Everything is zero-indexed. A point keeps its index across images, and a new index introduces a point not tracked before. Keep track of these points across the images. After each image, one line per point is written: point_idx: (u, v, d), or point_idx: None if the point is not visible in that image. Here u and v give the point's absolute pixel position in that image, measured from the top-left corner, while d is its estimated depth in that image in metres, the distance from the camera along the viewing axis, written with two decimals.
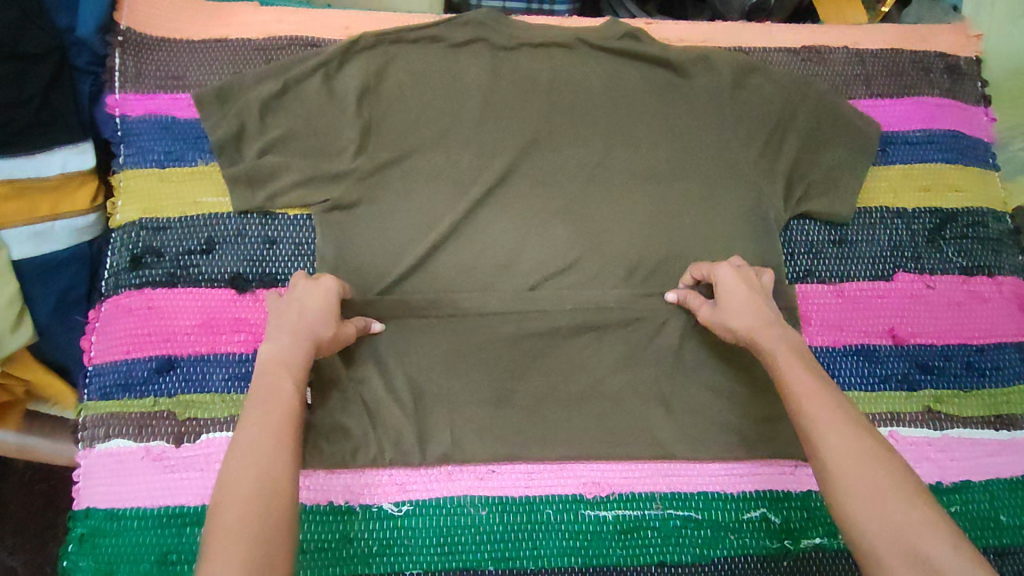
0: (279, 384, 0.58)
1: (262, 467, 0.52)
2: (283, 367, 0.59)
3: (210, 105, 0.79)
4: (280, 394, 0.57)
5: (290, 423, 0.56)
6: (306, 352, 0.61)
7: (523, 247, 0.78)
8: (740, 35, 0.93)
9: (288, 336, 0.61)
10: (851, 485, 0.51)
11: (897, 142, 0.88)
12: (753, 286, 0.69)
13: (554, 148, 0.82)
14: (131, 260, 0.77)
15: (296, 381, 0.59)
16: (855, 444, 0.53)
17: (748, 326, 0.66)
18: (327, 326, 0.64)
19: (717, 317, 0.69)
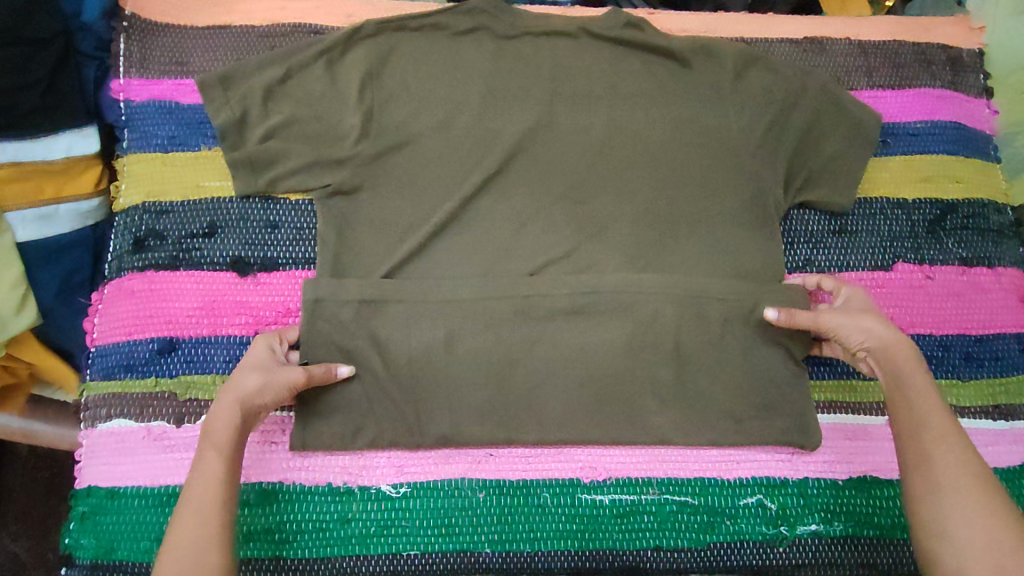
0: (205, 458, 0.60)
1: (198, 553, 0.55)
2: (210, 442, 0.60)
3: (213, 90, 0.79)
4: (211, 472, 0.59)
5: (223, 503, 0.58)
6: (231, 415, 0.62)
7: (523, 235, 0.79)
8: (742, 26, 0.93)
9: (217, 405, 0.63)
10: (948, 505, 0.57)
11: (898, 133, 0.88)
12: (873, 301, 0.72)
13: (554, 136, 0.83)
14: (134, 243, 0.77)
15: (222, 456, 0.60)
16: (960, 468, 0.59)
17: (885, 328, 0.67)
18: (256, 382, 0.64)
19: (848, 321, 0.68)
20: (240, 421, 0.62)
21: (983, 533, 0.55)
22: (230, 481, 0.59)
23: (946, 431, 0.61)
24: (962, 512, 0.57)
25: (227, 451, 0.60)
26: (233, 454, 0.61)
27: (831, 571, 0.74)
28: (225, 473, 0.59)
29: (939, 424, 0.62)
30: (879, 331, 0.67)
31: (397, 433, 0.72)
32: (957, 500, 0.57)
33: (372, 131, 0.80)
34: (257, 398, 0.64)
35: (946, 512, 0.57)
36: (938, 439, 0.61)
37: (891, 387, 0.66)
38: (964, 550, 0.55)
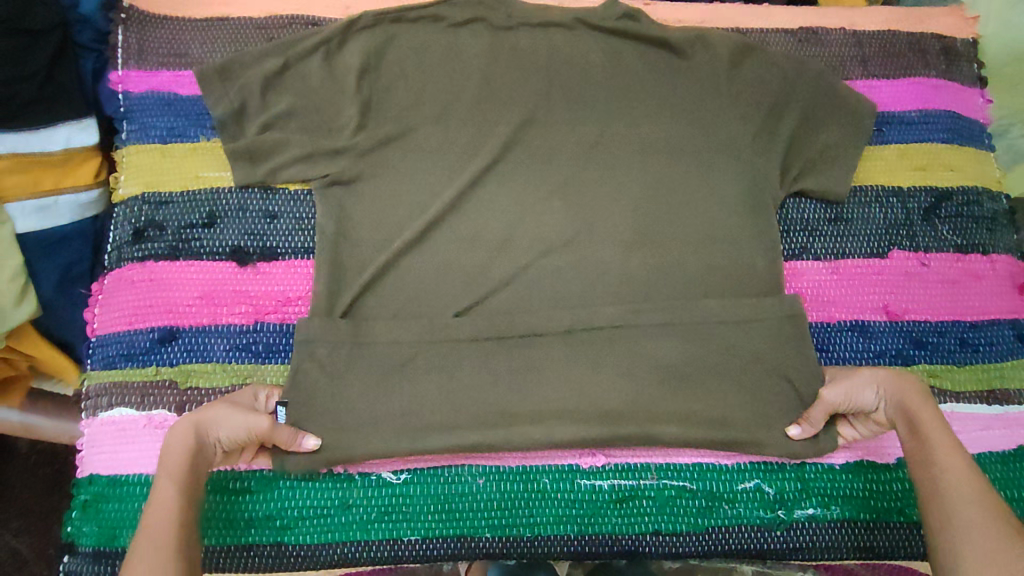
0: (160, 488, 0.59)
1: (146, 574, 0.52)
2: (164, 470, 0.60)
3: (211, 81, 0.81)
4: (164, 498, 0.58)
5: (177, 531, 0.56)
6: (184, 443, 0.61)
7: (520, 224, 0.80)
8: (737, 16, 0.94)
9: (173, 432, 0.62)
10: (957, 526, 0.57)
11: (893, 122, 0.89)
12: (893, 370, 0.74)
13: (552, 127, 0.84)
14: (134, 233, 0.77)
15: (177, 480, 0.59)
16: (973, 497, 0.58)
17: (879, 372, 0.69)
18: (218, 413, 0.64)
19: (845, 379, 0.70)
20: (193, 449, 0.61)
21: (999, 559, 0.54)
22: (186, 510, 0.58)
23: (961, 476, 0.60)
24: (979, 539, 0.56)
25: (182, 476, 0.60)
26: (186, 480, 0.60)
27: (829, 554, 0.75)
28: (175, 498, 0.58)
29: (951, 460, 0.61)
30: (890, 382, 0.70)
31: None
32: (968, 528, 0.57)
33: (372, 122, 0.82)
34: (213, 431, 0.63)
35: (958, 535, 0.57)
36: (952, 470, 0.60)
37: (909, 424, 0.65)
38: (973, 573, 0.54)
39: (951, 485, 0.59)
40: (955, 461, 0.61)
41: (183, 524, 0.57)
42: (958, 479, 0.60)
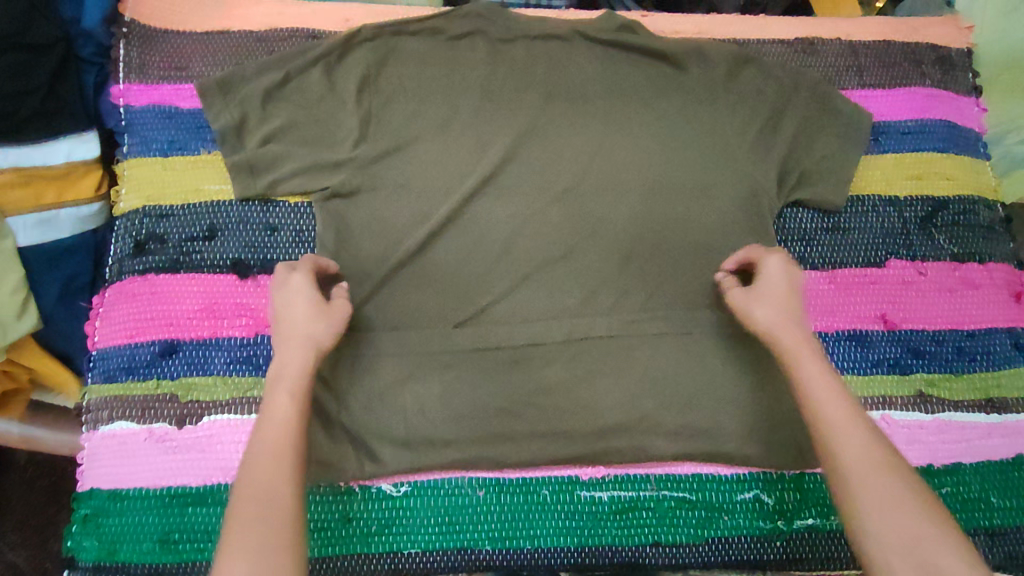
0: (278, 402, 0.60)
1: (262, 484, 0.55)
2: (281, 385, 0.61)
3: (212, 95, 0.82)
4: (281, 412, 0.60)
5: (291, 447, 0.58)
6: (302, 361, 0.63)
7: (519, 235, 0.80)
8: (734, 27, 0.94)
9: (285, 351, 0.63)
10: (863, 492, 0.55)
11: (889, 132, 0.89)
12: (798, 280, 0.71)
13: (551, 138, 0.85)
14: (135, 246, 0.78)
15: (292, 396, 0.61)
16: (872, 453, 0.57)
17: (767, 317, 0.68)
18: (312, 322, 0.65)
19: (746, 303, 0.71)
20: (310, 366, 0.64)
21: (908, 520, 0.53)
22: (299, 423, 0.60)
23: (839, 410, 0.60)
24: (886, 497, 0.55)
25: (298, 391, 0.61)
26: (301, 396, 0.61)
27: (830, 564, 0.75)
28: (294, 411, 0.60)
29: (841, 415, 0.60)
30: (784, 316, 0.68)
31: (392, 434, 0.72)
32: (874, 487, 0.55)
33: (372, 135, 0.83)
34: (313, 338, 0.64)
35: (860, 498, 0.55)
36: (837, 422, 0.60)
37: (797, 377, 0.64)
38: (881, 537, 0.53)
39: (846, 445, 0.58)
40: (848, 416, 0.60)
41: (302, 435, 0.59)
42: (849, 436, 0.59)
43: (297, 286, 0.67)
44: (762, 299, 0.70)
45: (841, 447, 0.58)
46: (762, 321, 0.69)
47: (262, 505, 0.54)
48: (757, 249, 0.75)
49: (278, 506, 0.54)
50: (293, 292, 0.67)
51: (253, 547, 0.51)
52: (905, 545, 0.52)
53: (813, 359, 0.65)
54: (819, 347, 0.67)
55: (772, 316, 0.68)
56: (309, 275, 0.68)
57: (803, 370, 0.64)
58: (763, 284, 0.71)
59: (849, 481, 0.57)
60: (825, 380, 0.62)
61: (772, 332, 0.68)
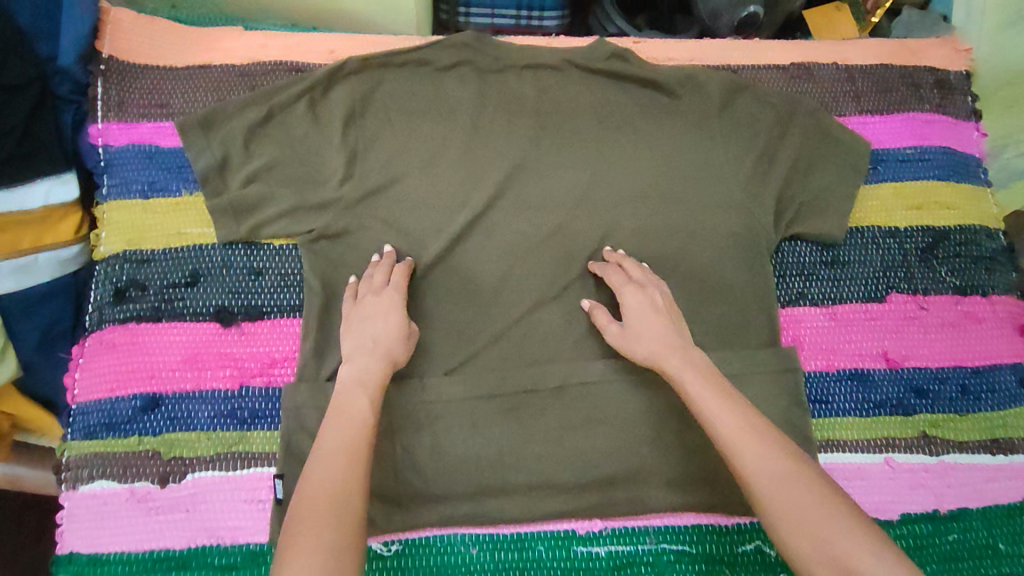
0: (357, 399, 0.64)
1: (336, 478, 0.57)
2: (366, 385, 0.65)
3: (192, 133, 0.80)
4: (358, 410, 0.63)
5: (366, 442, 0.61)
6: (382, 367, 0.67)
7: (510, 276, 0.78)
8: (727, 53, 0.92)
9: (371, 356, 0.68)
10: (777, 504, 0.56)
11: (888, 160, 0.87)
12: (658, 298, 0.72)
13: (543, 172, 0.83)
14: (115, 294, 0.75)
15: (371, 399, 0.64)
16: (775, 461, 0.58)
17: (648, 350, 0.69)
18: (397, 336, 0.70)
19: (626, 341, 0.71)
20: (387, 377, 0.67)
21: (827, 524, 0.53)
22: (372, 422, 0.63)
23: (737, 426, 0.61)
24: (799, 506, 0.55)
25: (376, 397, 0.65)
26: (377, 397, 0.65)
27: None
28: (371, 412, 0.63)
29: (736, 427, 0.61)
30: (662, 343, 0.69)
31: (382, 489, 0.70)
32: (784, 494, 0.56)
33: (358, 173, 0.80)
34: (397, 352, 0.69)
35: (776, 509, 0.56)
36: (739, 438, 0.60)
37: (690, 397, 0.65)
38: (799, 545, 0.53)
39: (754, 458, 0.58)
40: (745, 426, 0.61)
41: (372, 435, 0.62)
42: (751, 452, 0.59)
43: (390, 297, 0.72)
44: (636, 333, 0.71)
45: (748, 461, 0.58)
46: (644, 355, 0.69)
47: (336, 495, 0.56)
48: (613, 274, 0.75)
49: (344, 499, 0.56)
50: (385, 303, 0.71)
51: (323, 536, 0.53)
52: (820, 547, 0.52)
53: (696, 376, 0.66)
54: (701, 360, 0.68)
55: (652, 346, 0.69)
56: (400, 289, 0.72)
57: (692, 389, 0.65)
58: (633, 314, 0.71)
59: (764, 494, 0.57)
60: (714, 397, 0.63)
61: (660, 362, 0.68)
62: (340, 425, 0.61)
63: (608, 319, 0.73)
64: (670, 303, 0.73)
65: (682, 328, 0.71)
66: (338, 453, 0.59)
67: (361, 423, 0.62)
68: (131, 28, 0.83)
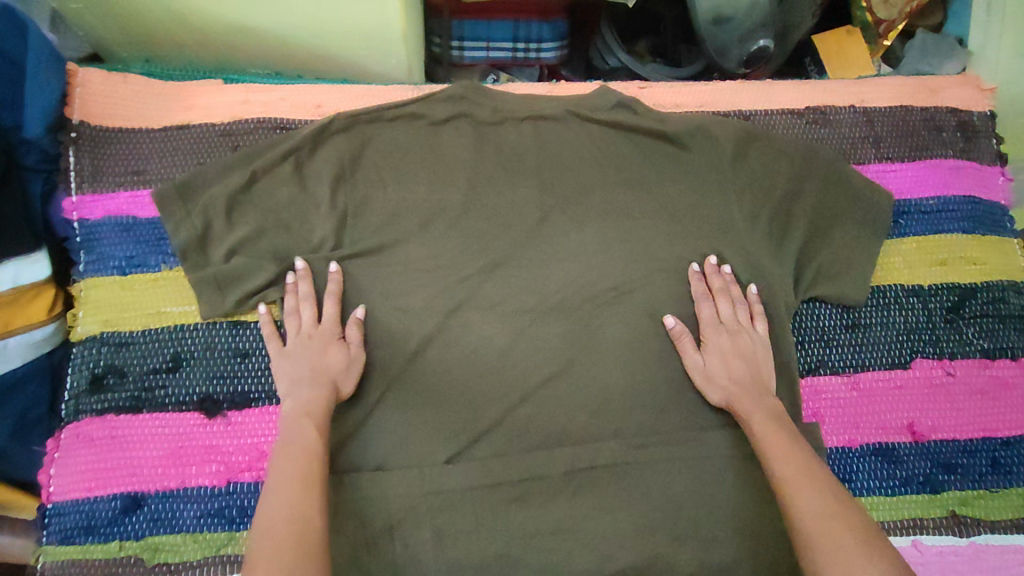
0: (302, 431, 0.62)
1: (289, 510, 0.55)
2: (308, 416, 0.64)
3: (171, 203, 0.74)
4: (303, 441, 0.62)
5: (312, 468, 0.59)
6: (325, 400, 0.66)
7: (514, 351, 0.74)
8: (738, 97, 0.87)
9: (311, 388, 0.66)
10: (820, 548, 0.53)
11: (911, 212, 0.82)
12: (744, 338, 0.72)
13: (546, 235, 0.78)
14: (92, 381, 0.71)
15: (318, 429, 0.63)
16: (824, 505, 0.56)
17: (723, 390, 0.70)
18: (338, 365, 0.69)
19: (700, 375, 0.72)
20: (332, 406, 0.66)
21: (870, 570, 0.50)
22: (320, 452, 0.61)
23: (796, 463, 0.61)
24: (843, 545, 0.52)
25: (321, 427, 0.64)
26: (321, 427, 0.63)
27: None
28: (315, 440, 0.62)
29: (795, 470, 0.60)
30: (737, 383, 0.70)
31: None
32: (829, 536, 0.53)
33: (350, 242, 0.76)
34: (339, 380, 0.68)
35: (817, 550, 0.53)
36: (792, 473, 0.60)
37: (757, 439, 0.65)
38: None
39: (801, 497, 0.57)
40: (804, 470, 0.60)
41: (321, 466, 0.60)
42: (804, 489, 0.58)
43: (325, 330, 0.71)
44: (714, 369, 0.72)
45: (796, 500, 0.57)
46: (718, 394, 0.71)
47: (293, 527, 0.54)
48: (704, 304, 0.74)
49: (304, 532, 0.54)
50: (320, 331, 0.70)
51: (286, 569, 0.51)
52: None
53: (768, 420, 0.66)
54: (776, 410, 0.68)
55: (726, 385, 0.71)
56: (334, 315, 0.72)
57: (760, 430, 0.66)
58: (715, 351, 0.72)
59: (808, 535, 0.54)
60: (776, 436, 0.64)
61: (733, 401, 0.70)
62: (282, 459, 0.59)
63: (687, 345, 0.73)
64: (756, 347, 0.73)
65: (764, 370, 0.72)
66: (287, 485, 0.58)
67: (307, 453, 0.61)
68: (103, 88, 0.78)
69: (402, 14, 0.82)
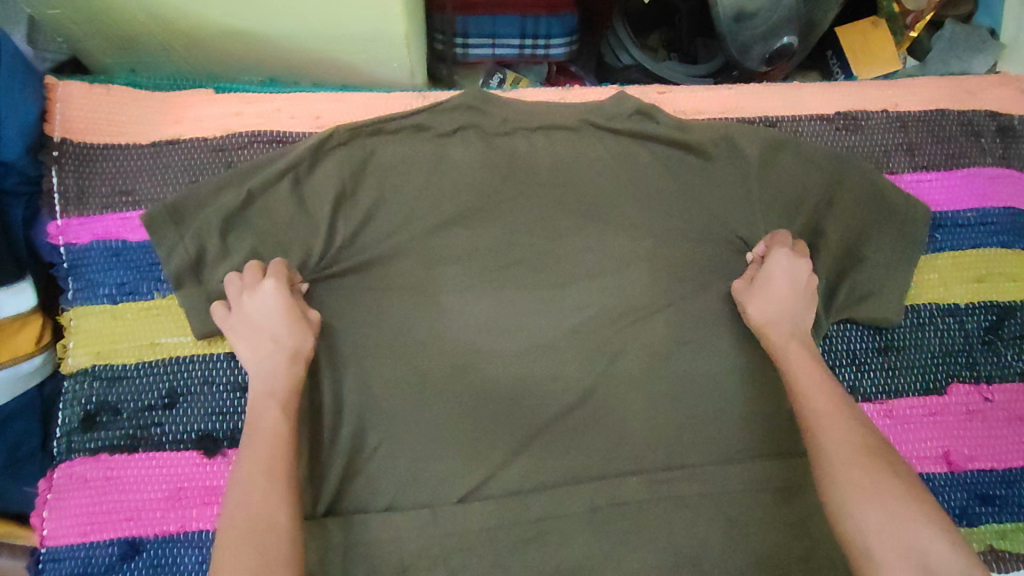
0: (266, 412, 0.60)
1: (253, 502, 0.54)
2: (272, 395, 0.61)
3: (161, 226, 0.69)
4: (270, 422, 0.59)
5: (278, 454, 0.57)
6: (287, 373, 0.63)
7: (528, 380, 0.70)
8: (763, 102, 0.82)
9: (267, 364, 0.63)
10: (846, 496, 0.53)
11: (947, 225, 0.78)
12: (803, 277, 0.67)
13: (561, 254, 0.74)
14: (85, 419, 0.67)
15: (283, 407, 0.60)
16: (854, 448, 0.56)
17: (765, 316, 0.67)
18: (293, 333, 0.65)
19: (745, 295, 0.69)
20: (296, 377, 0.63)
21: (888, 519, 0.51)
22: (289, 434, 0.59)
23: (829, 404, 0.59)
24: (868, 491, 0.53)
25: (288, 403, 0.61)
26: (288, 405, 0.61)
27: None
28: (281, 423, 0.59)
29: (826, 403, 0.59)
30: (780, 315, 0.67)
31: None
32: (851, 476, 0.54)
33: (353, 267, 0.72)
34: (298, 349, 0.64)
35: (841, 488, 0.54)
36: (825, 415, 0.58)
37: (786, 366, 0.64)
38: (864, 527, 0.52)
39: (829, 437, 0.57)
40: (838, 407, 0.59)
41: (289, 451, 0.58)
42: (833, 430, 0.57)
43: (270, 296, 0.65)
44: (762, 293, 0.68)
45: (823, 440, 0.57)
46: (757, 315, 0.68)
47: (253, 523, 0.53)
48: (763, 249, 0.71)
49: (265, 519, 0.53)
50: (268, 300, 0.65)
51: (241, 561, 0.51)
52: (888, 532, 0.51)
53: (806, 356, 0.64)
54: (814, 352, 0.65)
55: (770, 312, 0.67)
56: (280, 280, 0.66)
57: (793, 363, 0.64)
58: (767, 277, 0.68)
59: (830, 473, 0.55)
60: (813, 372, 0.62)
61: (770, 329, 0.67)
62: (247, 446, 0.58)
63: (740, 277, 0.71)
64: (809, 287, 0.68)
65: (810, 319, 0.68)
66: (252, 473, 0.56)
67: (275, 434, 0.58)
68: (86, 103, 0.73)
69: (406, 20, 0.77)
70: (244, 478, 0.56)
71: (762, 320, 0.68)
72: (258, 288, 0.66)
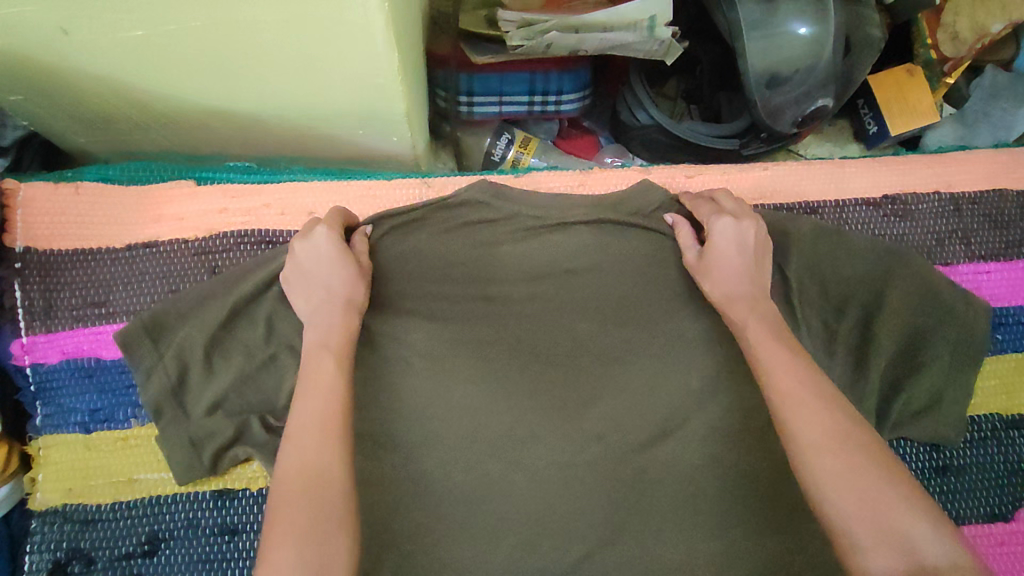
0: (321, 365, 0.54)
1: (312, 460, 0.49)
2: (327, 347, 0.56)
3: (133, 348, 0.62)
4: (326, 375, 0.54)
5: (339, 407, 0.52)
6: (347, 324, 0.58)
7: (552, 516, 0.62)
8: (802, 184, 0.75)
9: (323, 313, 0.58)
10: (822, 473, 0.47)
11: (1010, 324, 0.70)
12: (749, 238, 0.64)
13: (584, 369, 0.66)
14: (53, 569, 0.62)
15: (339, 362, 0.55)
16: (828, 425, 0.49)
17: (721, 290, 0.62)
18: (351, 278, 0.60)
19: (698, 271, 0.65)
20: (352, 327, 0.58)
21: (873, 498, 0.45)
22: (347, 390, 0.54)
23: (794, 376, 0.53)
24: (844, 473, 0.46)
25: (343, 357, 0.56)
26: (346, 361, 0.55)
27: None
28: (339, 375, 0.54)
29: (795, 376, 0.52)
30: (743, 290, 0.62)
31: None
32: (829, 456, 0.47)
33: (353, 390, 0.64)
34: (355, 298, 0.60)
35: (818, 470, 0.47)
36: (793, 389, 0.52)
37: (747, 335, 0.58)
38: (843, 509, 0.45)
39: (800, 415, 0.50)
40: (803, 377, 0.53)
41: (346, 408, 0.52)
42: (804, 406, 0.50)
43: (323, 243, 0.61)
44: (718, 268, 0.63)
45: (792, 420, 0.50)
46: (714, 292, 0.63)
47: (311, 480, 0.48)
48: (700, 207, 0.68)
49: (322, 471, 0.49)
50: (322, 249, 0.60)
51: (298, 516, 0.46)
52: (873, 517, 0.44)
53: (766, 327, 0.58)
54: (771, 313, 0.60)
55: (725, 285, 0.62)
56: (333, 230, 0.62)
57: (752, 332, 0.57)
58: (716, 249, 0.64)
59: (798, 450, 0.49)
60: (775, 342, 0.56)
61: (728, 304, 0.61)
62: (306, 390, 0.52)
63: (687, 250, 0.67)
64: (757, 246, 0.64)
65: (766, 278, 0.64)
66: (307, 430, 0.50)
67: (329, 392, 0.52)
68: (54, 203, 0.66)
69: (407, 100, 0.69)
70: (300, 435, 0.50)
71: (720, 295, 0.62)
72: (312, 236, 0.61)
